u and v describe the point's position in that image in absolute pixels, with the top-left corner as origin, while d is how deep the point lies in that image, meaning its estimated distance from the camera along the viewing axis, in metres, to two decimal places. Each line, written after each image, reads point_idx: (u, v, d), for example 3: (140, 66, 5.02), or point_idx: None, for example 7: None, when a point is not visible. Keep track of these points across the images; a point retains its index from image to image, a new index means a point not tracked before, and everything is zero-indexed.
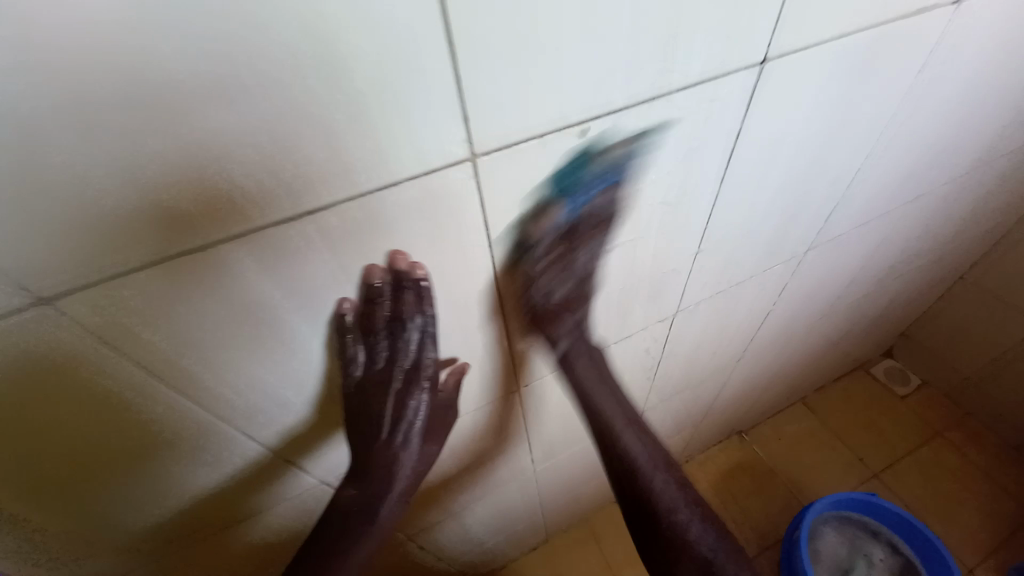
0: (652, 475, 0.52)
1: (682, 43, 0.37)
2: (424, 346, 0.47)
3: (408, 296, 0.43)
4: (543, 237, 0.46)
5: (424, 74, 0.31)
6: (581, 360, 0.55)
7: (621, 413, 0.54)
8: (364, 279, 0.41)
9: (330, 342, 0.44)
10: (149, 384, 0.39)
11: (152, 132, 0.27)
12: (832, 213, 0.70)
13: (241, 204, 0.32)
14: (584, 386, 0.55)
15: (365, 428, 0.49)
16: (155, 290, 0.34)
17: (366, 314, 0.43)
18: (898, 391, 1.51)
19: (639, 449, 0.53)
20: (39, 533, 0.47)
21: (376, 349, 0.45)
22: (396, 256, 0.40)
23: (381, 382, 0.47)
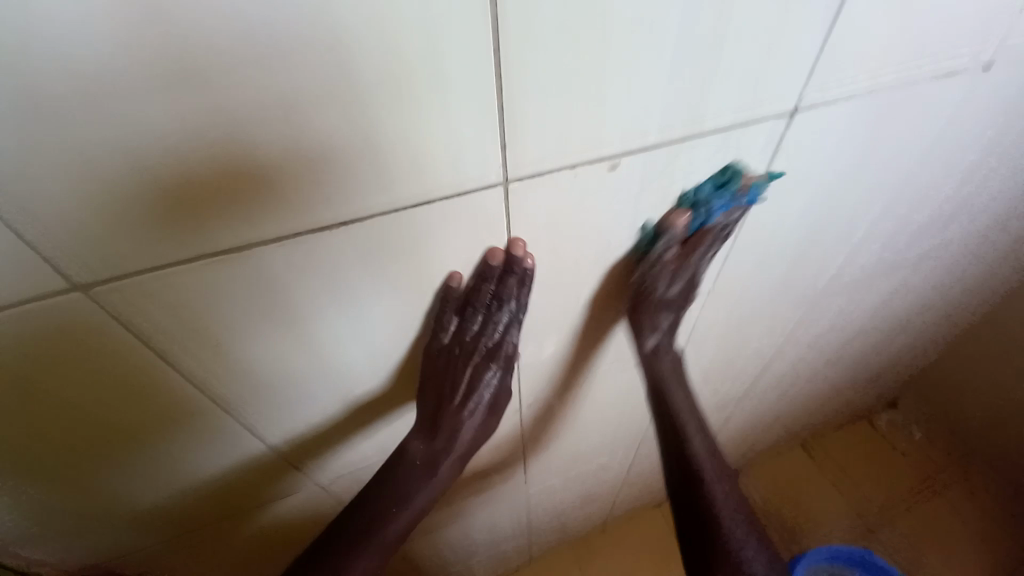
0: (714, 485, 0.55)
1: (716, 87, 0.39)
2: (511, 329, 0.48)
3: (512, 281, 0.44)
4: (661, 247, 0.49)
5: (470, 100, 0.32)
6: (667, 357, 0.59)
7: (691, 413, 0.58)
8: (483, 258, 0.42)
9: (431, 309, 0.45)
10: (170, 375, 0.40)
11: (206, 136, 0.28)
12: (846, 260, 0.70)
13: (282, 208, 0.33)
14: (664, 385, 0.58)
15: (440, 390, 0.50)
16: (186, 286, 0.34)
17: (472, 290, 0.45)
18: (899, 443, 1.49)
19: (704, 455, 0.56)
20: (36, 516, 0.46)
21: (469, 321, 0.46)
22: (515, 243, 0.42)
23: (464, 352, 0.48)
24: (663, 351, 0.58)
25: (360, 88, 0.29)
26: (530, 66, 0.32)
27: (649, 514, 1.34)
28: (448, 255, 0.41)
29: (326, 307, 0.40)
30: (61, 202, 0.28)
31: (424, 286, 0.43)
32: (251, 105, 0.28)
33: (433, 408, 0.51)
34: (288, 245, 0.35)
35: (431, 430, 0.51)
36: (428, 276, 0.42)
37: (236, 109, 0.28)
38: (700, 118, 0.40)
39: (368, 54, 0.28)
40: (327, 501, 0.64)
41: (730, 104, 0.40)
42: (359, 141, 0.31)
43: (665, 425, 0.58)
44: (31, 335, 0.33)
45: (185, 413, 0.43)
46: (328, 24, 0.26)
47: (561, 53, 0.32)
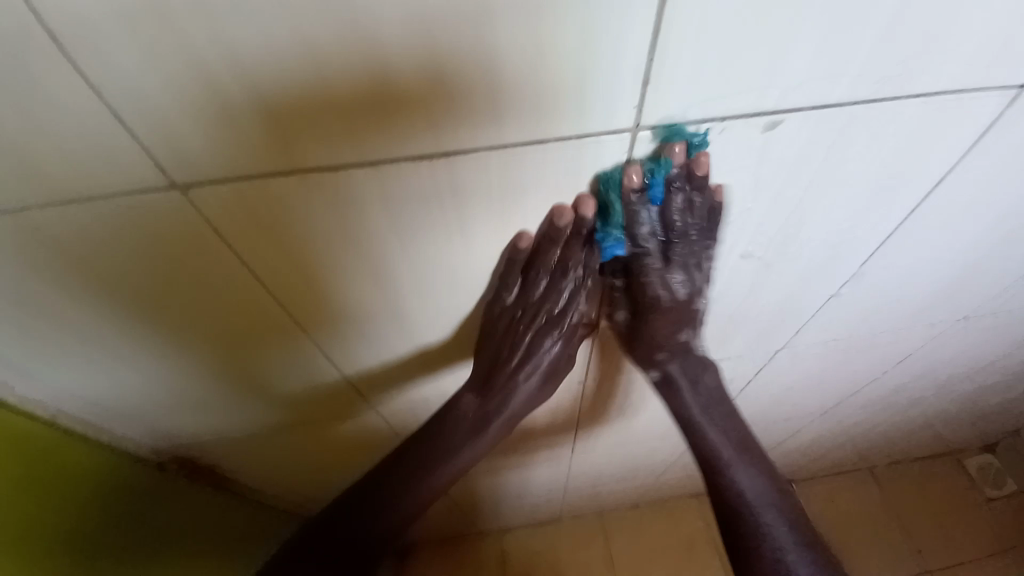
0: (764, 513, 0.50)
1: (931, 38, 0.30)
2: (579, 293, 0.44)
3: (577, 242, 0.39)
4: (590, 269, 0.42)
5: (618, 22, 0.27)
6: (682, 381, 0.52)
7: (731, 445, 0.51)
8: (549, 218, 0.37)
9: (496, 268, 0.41)
10: (255, 290, 0.39)
11: (324, 33, 0.25)
12: (1009, 288, 0.58)
13: (387, 130, 0.30)
14: (692, 420, 0.52)
15: (495, 353, 0.48)
16: (279, 202, 0.33)
17: (537, 252, 0.40)
18: (987, 493, 1.31)
19: (749, 485, 0.50)
20: (130, 400, 0.50)
21: (534, 284, 0.42)
22: (584, 201, 0.36)
23: (526, 316, 0.45)
24: (674, 382, 0.52)
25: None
26: None
27: (682, 503, 1.30)
28: (549, 208, 0.37)
29: (414, 247, 0.38)
30: (171, 89, 0.27)
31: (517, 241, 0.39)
32: (381, 4, 0.25)
33: (487, 370, 0.50)
34: (386, 175, 0.32)
35: (484, 388, 0.51)
36: (522, 230, 0.38)
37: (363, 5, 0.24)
38: (896, 78, 0.32)
39: None
40: (382, 433, 0.65)
41: (944, 64, 0.32)
42: (483, 61, 0.27)
43: (701, 457, 0.52)
44: (136, 229, 0.33)
45: (265, 330, 0.43)
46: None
47: None
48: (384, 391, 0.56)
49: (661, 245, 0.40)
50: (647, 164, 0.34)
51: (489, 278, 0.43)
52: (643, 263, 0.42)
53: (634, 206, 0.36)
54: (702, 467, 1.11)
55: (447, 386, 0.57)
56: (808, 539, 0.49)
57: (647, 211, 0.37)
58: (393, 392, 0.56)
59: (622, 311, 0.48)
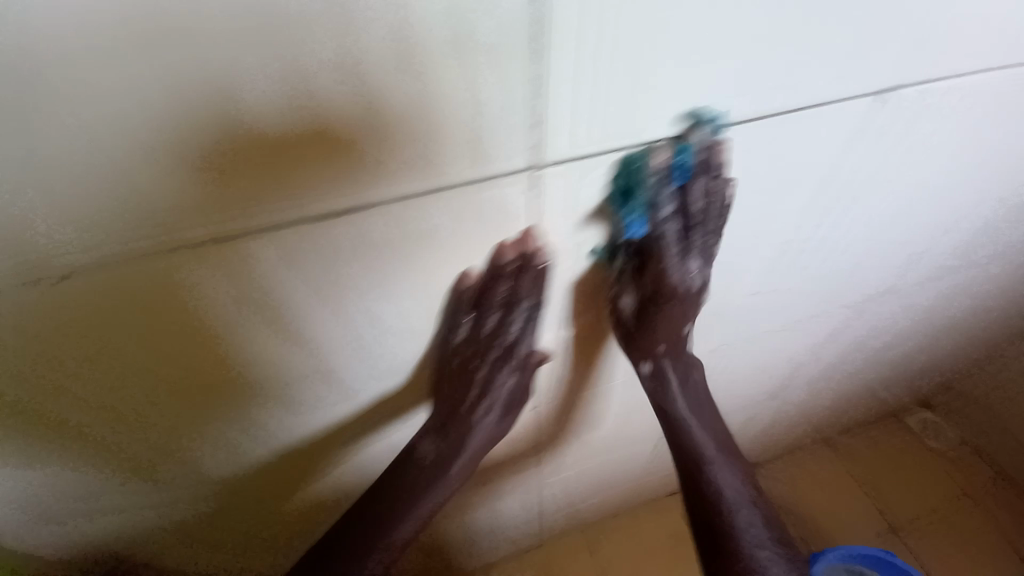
0: (739, 512, 0.50)
1: (785, 63, 0.34)
2: (529, 325, 0.44)
3: (527, 278, 0.40)
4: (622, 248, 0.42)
5: (495, 76, 0.28)
6: (671, 375, 0.52)
7: (713, 444, 0.53)
8: (495, 256, 0.39)
9: (443, 311, 0.42)
10: (173, 364, 0.38)
11: (201, 106, 0.25)
12: (907, 263, 0.63)
13: (287, 192, 0.30)
14: (676, 415, 0.53)
15: (454, 390, 0.48)
16: (185, 274, 0.32)
17: (484, 290, 0.41)
18: (932, 447, 1.41)
19: (728, 484, 0.51)
20: (45, 501, 0.46)
21: (483, 320, 0.43)
22: (527, 237, 0.38)
23: (478, 351, 0.45)
24: (664, 375, 0.52)
25: (375, 55, 0.26)
26: (573, 31, 0.28)
27: (661, 506, 1.31)
28: (468, 249, 0.37)
29: (334, 302, 0.37)
30: (51, 176, 0.26)
31: (441, 282, 0.39)
32: (253, 75, 0.25)
33: (446, 408, 0.49)
34: (289, 236, 0.32)
35: (445, 427, 0.50)
36: (444, 271, 0.39)
37: (237, 77, 0.25)
38: (762, 98, 0.35)
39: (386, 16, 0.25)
40: (338, 489, 0.62)
41: (798, 82, 0.35)
42: (370, 119, 0.28)
43: (682, 458, 0.52)
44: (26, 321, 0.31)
45: (184, 404, 0.41)
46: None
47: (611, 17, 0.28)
48: (331, 445, 0.54)
49: (679, 229, 0.42)
50: (672, 156, 0.36)
51: (438, 322, 0.43)
52: (659, 246, 0.42)
53: (656, 189, 0.38)
54: (672, 467, 1.13)
55: (398, 431, 0.56)
56: (779, 538, 0.50)
57: (665, 194, 0.39)
58: (341, 447, 0.54)
59: (629, 296, 0.47)
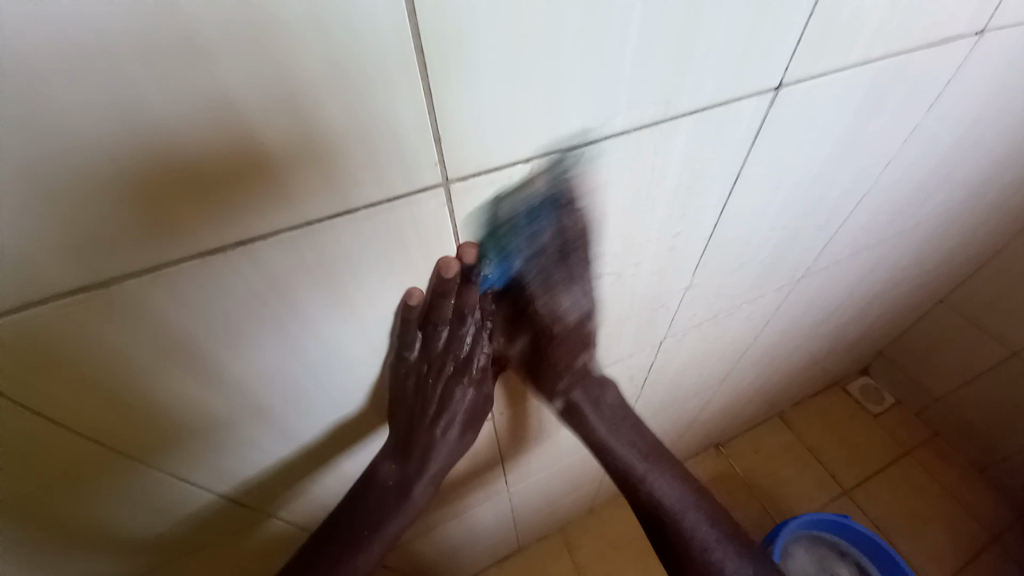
0: (683, 515, 0.51)
1: (693, 65, 0.34)
2: (481, 338, 0.44)
3: (473, 291, 0.40)
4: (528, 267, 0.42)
5: (392, 96, 0.27)
6: (587, 408, 0.53)
7: (640, 456, 0.52)
8: (438, 272, 0.38)
9: (392, 330, 0.41)
10: (75, 422, 0.34)
11: (39, 149, 0.22)
12: (828, 243, 0.67)
13: (175, 230, 0.27)
14: (598, 440, 0.53)
15: (411, 413, 0.46)
16: (71, 325, 0.29)
17: (432, 306, 0.40)
18: (873, 409, 1.51)
19: (666, 493, 0.52)
20: None
21: (434, 336, 0.42)
22: (467, 250, 0.37)
23: (433, 370, 0.44)
24: (578, 410, 0.53)
25: (243, 82, 0.24)
26: (466, 43, 0.27)
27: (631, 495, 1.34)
28: (392, 269, 0.36)
29: (248, 335, 0.35)
30: None
31: (366, 305, 0.38)
32: (98, 110, 0.22)
33: (404, 430, 0.47)
34: (177, 276, 0.29)
35: (405, 449, 0.48)
36: (366, 295, 0.37)
37: (78, 114, 0.22)
38: (676, 97, 0.35)
39: (250, 38, 0.23)
40: (288, 528, 0.59)
41: (710, 80, 0.35)
42: (249, 148, 0.26)
43: (618, 477, 0.53)
44: None
45: (87, 466, 0.38)
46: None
47: (504, 25, 0.27)
48: (271, 486, 0.51)
49: (555, 257, 0.42)
50: (544, 185, 0.36)
51: (388, 341, 0.42)
52: (529, 286, 0.43)
53: (512, 233, 0.38)
54: None
55: (344, 462, 0.53)
56: (727, 531, 0.52)
57: (539, 229, 0.39)
58: (282, 485, 0.51)
59: (579, 293, 0.46)
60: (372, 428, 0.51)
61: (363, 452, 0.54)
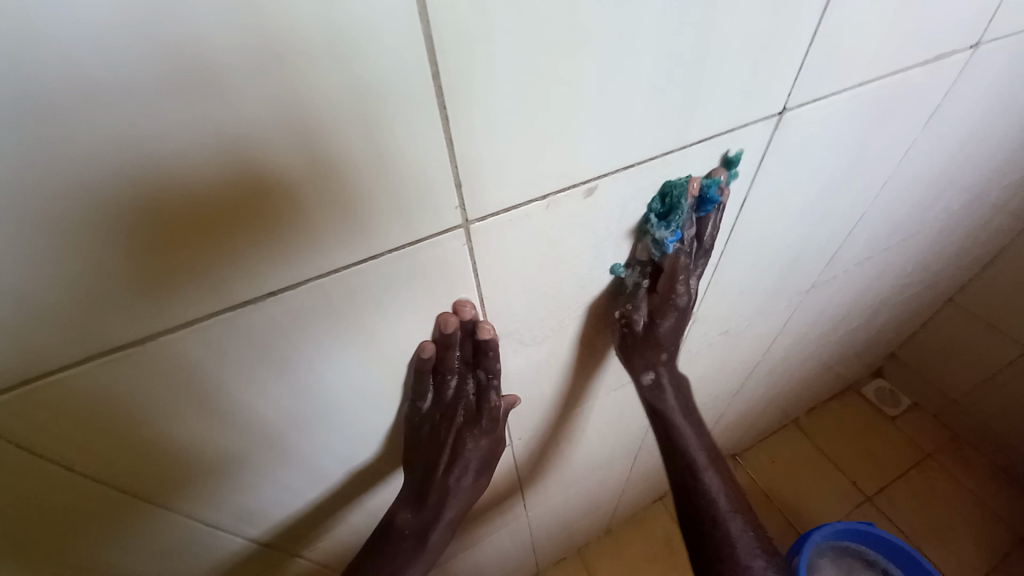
0: (730, 521, 0.49)
1: (699, 98, 0.35)
2: (489, 392, 0.45)
3: (471, 344, 0.42)
4: (636, 265, 0.46)
5: (414, 147, 0.28)
6: (668, 392, 0.53)
7: (704, 451, 0.52)
8: (439, 326, 0.39)
9: (406, 382, 0.42)
10: (110, 470, 0.35)
11: (90, 217, 0.24)
12: (837, 252, 0.67)
13: (208, 283, 0.28)
14: (669, 417, 0.52)
15: (426, 460, 0.47)
16: (111, 379, 0.30)
17: (440, 357, 0.41)
18: (889, 412, 1.49)
19: (720, 493, 0.50)
20: None
21: (444, 386, 0.44)
22: (462, 306, 0.39)
23: (446, 417, 0.45)
24: (661, 387, 0.52)
25: (276, 141, 0.25)
26: (486, 94, 0.28)
27: (651, 511, 1.31)
28: (414, 308, 0.37)
29: (277, 380, 0.36)
30: None
31: (389, 344, 0.39)
32: (144, 175, 0.24)
33: (419, 478, 0.48)
34: (213, 327, 0.30)
35: (421, 496, 0.48)
36: (389, 334, 0.38)
37: (124, 182, 0.24)
38: (685, 128, 0.36)
39: (283, 103, 0.24)
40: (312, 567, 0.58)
41: (717, 109, 0.36)
42: (281, 204, 0.27)
43: (676, 463, 0.52)
44: None
45: (123, 512, 0.38)
46: (229, 70, 0.22)
47: (520, 72, 0.28)
48: (295, 527, 0.50)
49: (692, 243, 0.45)
50: (703, 182, 0.40)
51: (402, 392, 0.43)
52: (670, 267, 0.45)
53: (679, 213, 0.41)
54: (655, 474, 1.14)
55: (368, 500, 0.53)
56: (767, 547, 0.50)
57: (646, 241, 0.43)
58: (308, 527, 0.51)
59: (643, 311, 0.48)
60: (396, 465, 0.51)
61: (386, 489, 0.53)
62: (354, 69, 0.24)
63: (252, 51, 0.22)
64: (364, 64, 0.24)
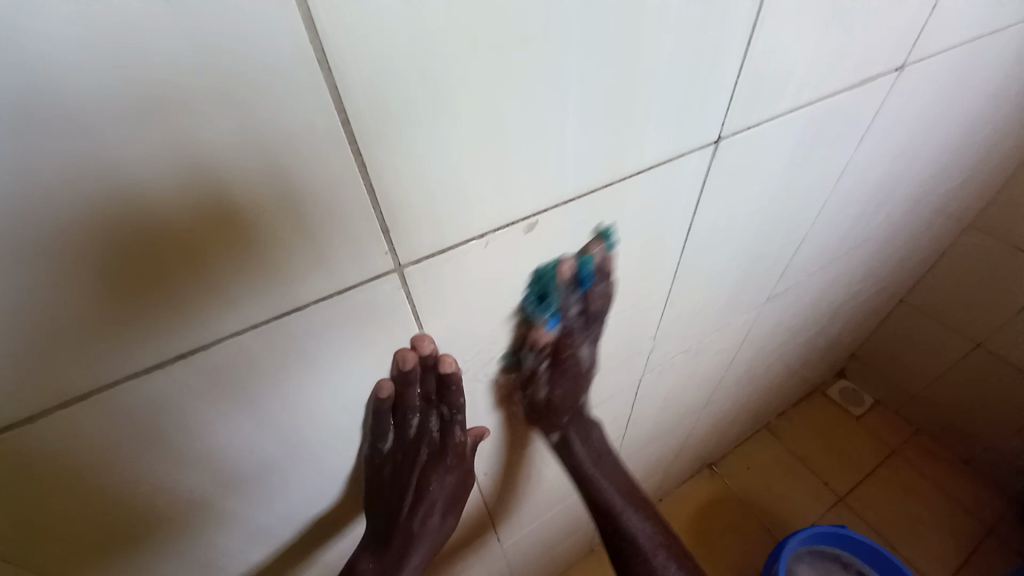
0: (653, 554, 0.53)
1: (632, 130, 0.35)
2: (453, 428, 0.44)
3: (432, 380, 0.40)
4: (529, 344, 0.45)
5: (334, 195, 0.27)
6: (579, 444, 0.54)
7: (619, 492, 0.55)
8: (396, 364, 0.37)
9: (364, 424, 0.40)
10: (15, 558, 0.31)
11: (4, 259, 0.21)
12: (788, 264, 0.69)
13: (112, 347, 0.26)
14: (584, 471, 0.55)
15: (390, 501, 0.45)
16: (4, 461, 0.27)
17: (399, 396, 0.40)
18: (854, 412, 1.53)
19: (641, 530, 0.54)
20: None
21: (406, 424, 0.41)
22: (420, 341, 0.37)
23: (408, 455, 0.43)
24: (570, 444, 0.54)
25: (224, 178, 0.24)
26: (406, 138, 0.27)
27: None
28: (354, 357, 0.35)
29: (202, 444, 0.33)
30: None
31: (329, 395, 0.36)
32: (24, 239, 0.21)
33: (383, 520, 0.46)
34: (117, 394, 0.27)
35: (384, 541, 0.46)
36: (328, 384, 0.35)
37: None
38: (622, 158, 0.36)
39: (171, 155, 0.22)
40: None
41: (651, 140, 0.37)
42: (229, 245, 0.26)
43: (597, 509, 0.55)
44: None
45: None
46: (111, 130, 0.20)
47: (442, 116, 0.27)
48: None
49: (580, 317, 0.45)
50: (576, 260, 0.41)
51: (361, 435, 0.41)
52: (565, 339, 0.45)
53: (558, 289, 0.42)
54: (634, 490, 1.13)
55: (323, 552, 0.50)
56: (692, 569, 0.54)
57: (530, 317, 0.43)
58: None
59: (542, 386, 0.49)
60: (350, 513, 0.48)
61: (342, 539, 0.50)
62: (257, 119, 0.23)
63: (130, 102, 0.20)
64: (268, 116, 0.23)
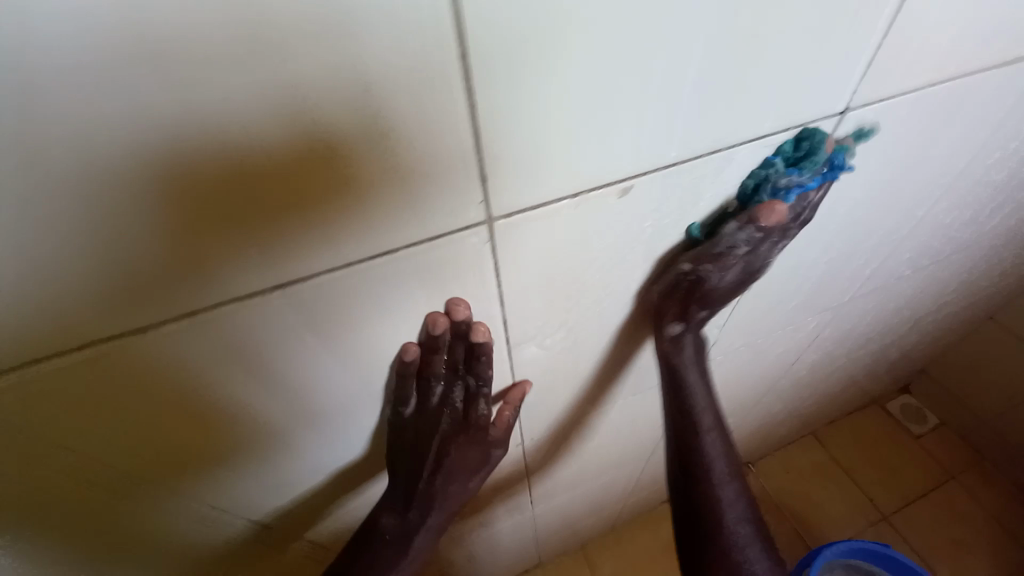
0: (728, 504, 0.46)
1: (753, 94, 0.32)
2: (476, 402, 0.44)
3: (459, 349, 0.39)
4: (732, 241, 0.40)
5: (437, 139, 0.26)
6: (687, 349, 0.47)
7: (712, 409, 0.47)
8: (425, 329, 0.36)
9: (387, 386, 0.40)
10: (118, 456, 0.34)
11: (141, 180, 0.22)
12: (879, 264, 0.63)
13: (216, 271, 0.27)
14: (682, 373, 0.47)
15: (410, 467, 0.45)
16: (117, 366, 0.29)
17: (425, 362, 0.39)
18: (914, 430, 1.42)
19: (718, 457, 0.47)
20: None
21: (428, 392, 0.41)
22: (454, 306, 0.36)
23: (431, 423, 0.43)
24: (682, 341, 0.46)
25: (333, 112, 0.23)
26: (517, 82, 0.25)
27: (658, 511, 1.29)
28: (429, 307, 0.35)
29: (283, 373, 0.34)
30: None
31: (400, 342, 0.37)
32: (151, 155, 0.22)
33: (404, 483, 0.46)
34: (213, 319, 0.29)
35: (404, 504, 0.47)
36: (402, 331, 0.36)
37: (117, 162, 0.22)
38: (733, 125, 0.33)
39: (289, 83, 0.22)
40: (312, 550, 0.59)
41: (769, 107, 0.33)
42: (335, 184, 0.26)
43: (677, 420, 0.48)
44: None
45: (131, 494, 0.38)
46: (239, 52, 0.20)
47: (557, 61, 0.25)
48: (300, 511, 0.50)
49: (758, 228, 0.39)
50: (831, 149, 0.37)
51: (382, 396, 0.41)
52: (729, 237, 0.40)
53: (781, 177, 0.38)
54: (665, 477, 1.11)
55: (373, 489, 0.53)
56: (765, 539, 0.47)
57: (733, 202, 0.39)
58: (310, 511, 0.51)
59: (709, 277, 0.42)
60: None
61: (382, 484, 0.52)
62: (374, 51, 0.22)
63: (260, 24, 0.20)
64: (387, 49, 0.22)
